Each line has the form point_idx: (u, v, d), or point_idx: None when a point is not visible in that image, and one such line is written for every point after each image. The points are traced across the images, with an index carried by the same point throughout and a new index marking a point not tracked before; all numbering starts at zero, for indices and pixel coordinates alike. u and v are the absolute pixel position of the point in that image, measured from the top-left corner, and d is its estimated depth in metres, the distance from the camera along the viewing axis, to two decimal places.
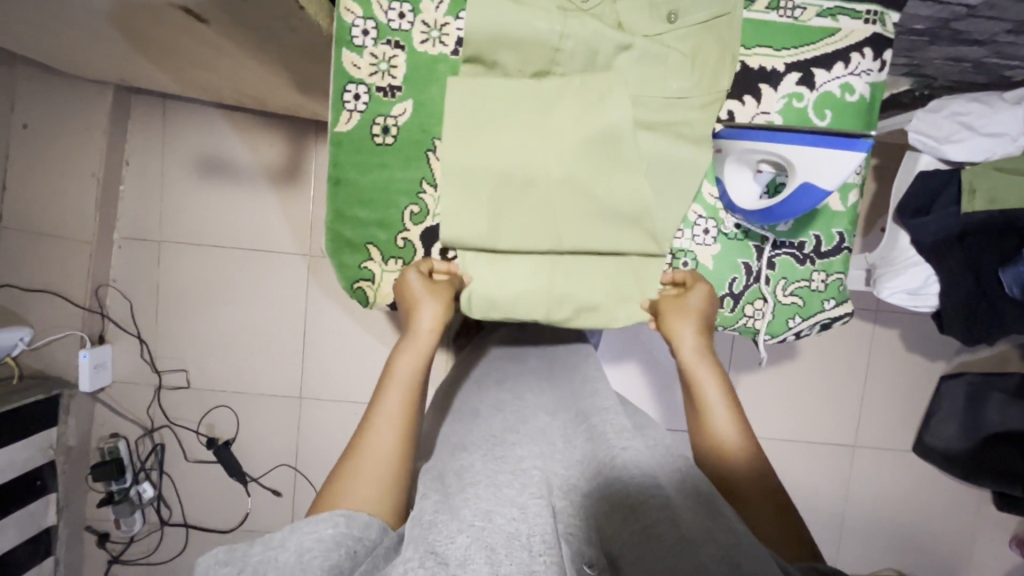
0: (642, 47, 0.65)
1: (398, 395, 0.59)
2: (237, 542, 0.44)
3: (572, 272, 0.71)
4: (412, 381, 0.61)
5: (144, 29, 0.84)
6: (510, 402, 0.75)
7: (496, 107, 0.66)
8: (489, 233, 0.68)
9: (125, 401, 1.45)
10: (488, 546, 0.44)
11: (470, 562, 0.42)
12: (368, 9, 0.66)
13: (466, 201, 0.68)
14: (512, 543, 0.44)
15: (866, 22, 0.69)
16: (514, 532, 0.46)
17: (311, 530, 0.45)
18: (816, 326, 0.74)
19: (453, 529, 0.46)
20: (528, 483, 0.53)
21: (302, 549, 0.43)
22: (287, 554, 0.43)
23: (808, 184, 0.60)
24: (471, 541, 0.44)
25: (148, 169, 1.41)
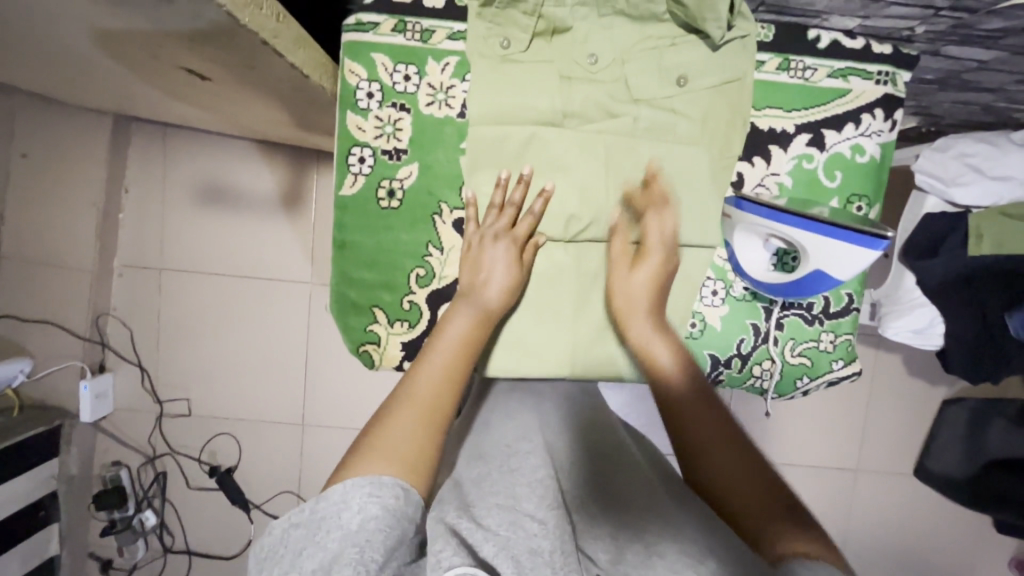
0: (647, 117, 0.65)
1: (448, 356, 0.56)
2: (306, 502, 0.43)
3: (597, 341, 0.70)
4: (468, 338, 0.58)
5: (143, 75, 0.83)
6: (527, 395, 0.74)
7: (522, 157, 0.65)
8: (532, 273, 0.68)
9: (126, 429, 1.44)
10: (512, 556, 0.44)
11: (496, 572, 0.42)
12: (373, 72, 0.66)
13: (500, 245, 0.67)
14: (537, 558, 0.44)
15: (877, 83, 0.68)
16: (535, 548, 0.45)
17: (374, 495, 0.43)
18: (822, 384, 0.73)
19: (477, 537, 0.45)
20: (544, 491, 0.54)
21: (368, 515, 0.42)
22: (350, 517, 0.41)
23: (820, 272, 0.61)
24: (497, 550, 0.44)
25: (147, 196, 1.40)
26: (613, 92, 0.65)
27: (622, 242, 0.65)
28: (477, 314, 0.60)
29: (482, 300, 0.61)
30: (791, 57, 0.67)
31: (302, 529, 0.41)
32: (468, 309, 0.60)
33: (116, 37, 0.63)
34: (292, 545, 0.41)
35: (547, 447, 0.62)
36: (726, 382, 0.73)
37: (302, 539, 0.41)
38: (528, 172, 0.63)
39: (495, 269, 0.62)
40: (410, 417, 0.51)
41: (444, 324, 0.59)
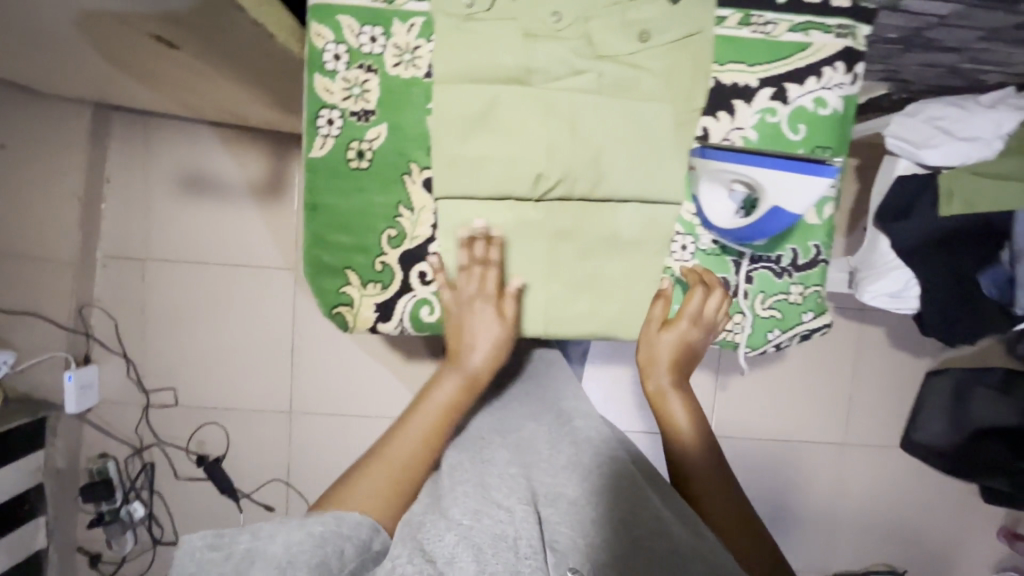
0: (612, 73, 0.66)
1: (431, 419, 0.64)
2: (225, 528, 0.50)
3: (573, 302, 0.70)
4: (454, 403, 0.65)
5: (113, 52, 0.83)
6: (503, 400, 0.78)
7: (487, 115, 0.64)
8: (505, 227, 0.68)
9: (112, 421, 1.44)
10: (476, 546, 0.50)
11: (457, 560, 0.49)
12: (339, 34, 0.66)
13: (471, 202, 0.67)
14: (496, 543, 0.51)
15: (837, 37, 0.69)
16: (501, 534, 0.52)
17: (309, 524, 0.51)
18: (796, 337, 0.74)
19: (441, 528, 0.52)
20: (515, 488, 0.58)
21: (290, 541, 0.49)
22: (276, 545, 0.48)
23: (779, 208, 0.62)
24: (460, 539, 0.50)
25: (129, 187, 1.40)
26: (577, 48, 0.65)
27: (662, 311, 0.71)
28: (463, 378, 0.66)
29: (468, 369, 0.66)
30: (752, 12, 0.68)
31: (225, 554, 0.48)
32: (454, 377, 0.66)
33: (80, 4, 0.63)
34: (214, 568, 0.47)
35: (520, 445, 0.68)
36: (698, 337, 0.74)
37: (226, 562, 0.47)
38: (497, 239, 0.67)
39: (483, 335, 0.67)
40: (378, 475, 0.60)
41: (431, 388, 0.65)
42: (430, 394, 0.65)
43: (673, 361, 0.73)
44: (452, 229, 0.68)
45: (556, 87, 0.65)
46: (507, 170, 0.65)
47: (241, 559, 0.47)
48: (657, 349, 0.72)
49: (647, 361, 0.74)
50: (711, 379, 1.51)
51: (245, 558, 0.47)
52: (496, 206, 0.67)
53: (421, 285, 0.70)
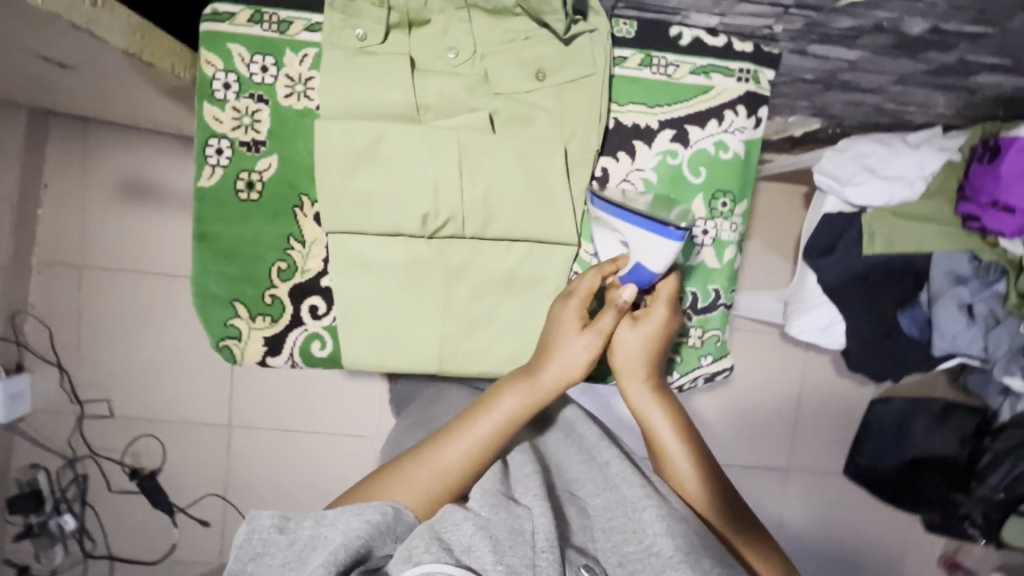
0: (506, 111, 0.65)
1: (490, 427, 0.58)
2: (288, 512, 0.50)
3: (466, 342, 0.69)
4: (516, 416, 0.59)
5: (16, 66, 0.80)
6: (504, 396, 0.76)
7: (374, 149, 0.62)
8: (397, 263, 0.67)
9: (44, 431, 1.40)
10: (492, 536, 0.47)
11: (475, 549, 0.47)
12: (229, 62, 0.65)
13: (362, 237, 0.66)
14: (513, 534, 0.48)
15: (738, 81, 0.69)
16: (518, 528, 0.49)
17: (361, 512, 0.50)
18: (696, 380, 0.74)
19: (460, 516, 0.49)
20: (533, 482, 0.55)
21: (347, 527, 0.48)
22: (335, 532, 0.48)
23: (639, 265, 0.62)
24: (477, 528, 0.48)
25: (67, 192, 1.37)
26: (470, 85, 0.65)
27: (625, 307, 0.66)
28: (530, 391, 0.60)
29: (537, 382, 0.60)
30: (653, 53, 0.67)
31: (290, 538, 0.49)
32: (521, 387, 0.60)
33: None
34: (279, 551, 0.48)
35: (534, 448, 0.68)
36: None
37: (288, 546, 0.48)
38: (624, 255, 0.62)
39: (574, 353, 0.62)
40: (428, 474, 0.56)
41: (495, 396, 0.60)
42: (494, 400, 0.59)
43: (650, 359, 0.65)
44: (340, 262, 0.66)
45: (449, 123, 0.64)
46: (395, 206, 0.63)
47: (306, 544, 0.48)
48: (630, 348, 0.65)
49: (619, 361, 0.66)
50: None
51: (310, 543, 0.48)
52: (387, 242, 0.66)
53: (312, 319, 0.69)
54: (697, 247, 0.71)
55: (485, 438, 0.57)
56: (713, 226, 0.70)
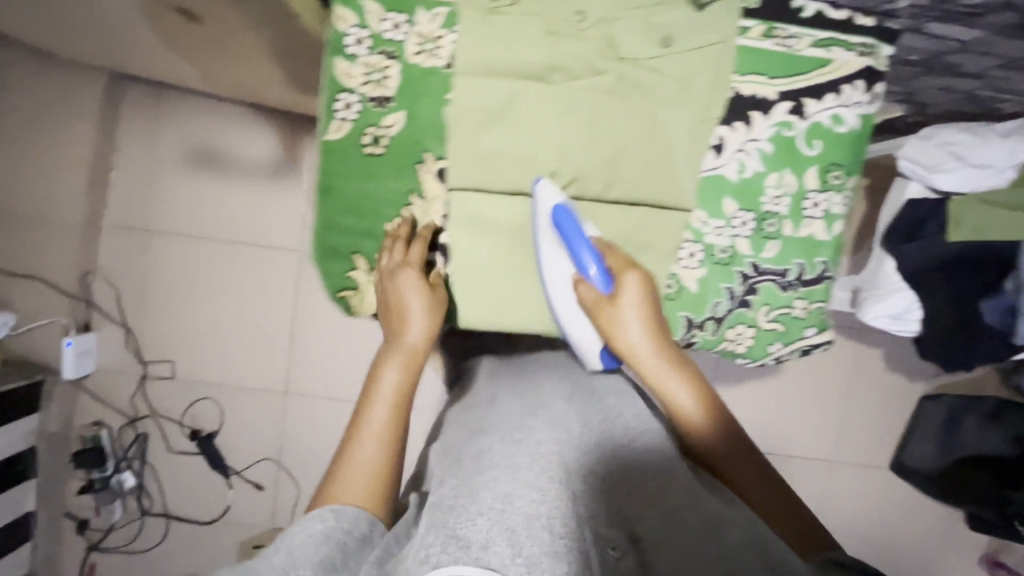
0: (632, 76, 0.65)
1: (386, 408, 0.60)
2: (230, 566, 0.47)
3: None
4: (402, 383, 0.62)
5: (132, 19, 0.82)
6: (525, 386, 0.74)
7: (505, 107, 0.64)
8: (514, 222, 0.68)
9: (108, 390, 1.44)
10: (510, 528, 0.45)
11: (492, 545, 0.44)
12: (362, 18, 0.66)
13: (482, 195, 0.67)
14: (533, 524, 0.46)
15: (859, 55, 0.69)
16: (533, 514, 0.48)
17: (303, 532, 0.48)
18: (796, 351, 0.77)
19: (473, 513, 0.47)
20: (546, 467, 0.54)
21: (293, 547, 0.47)
22: (278, 556, 0.46)
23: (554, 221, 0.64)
24: (492, 524, 0.46)
25: (137, 157, 1.39)
26: (598, 48, 0.65)
27: (595, 291, 0.65)
28: (403, 360, 0.63)
29: (406, 348, 0.64)
30: (776, 25, 0.67)
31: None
32: (394, 351, 0.64)
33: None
34: None
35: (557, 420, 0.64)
36: (701, 345, 0.75)
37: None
38: (431, 224, 0.69)
39: (410, 326, 0.65)
40: (362, 462, 0.57)
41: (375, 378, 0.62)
42: (375, 381, 0.62)
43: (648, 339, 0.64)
44: (459, 220, 0.68)
45: (576, 85, 0.65)
46: (520, 165, 0.65)
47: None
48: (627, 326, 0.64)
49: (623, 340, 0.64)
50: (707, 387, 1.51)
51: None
52: (507, 201, 0.68)
53: (427, 274, 0.72)
54: (807, 219, 0.72)
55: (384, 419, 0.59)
56: (824, 199, 0.71)
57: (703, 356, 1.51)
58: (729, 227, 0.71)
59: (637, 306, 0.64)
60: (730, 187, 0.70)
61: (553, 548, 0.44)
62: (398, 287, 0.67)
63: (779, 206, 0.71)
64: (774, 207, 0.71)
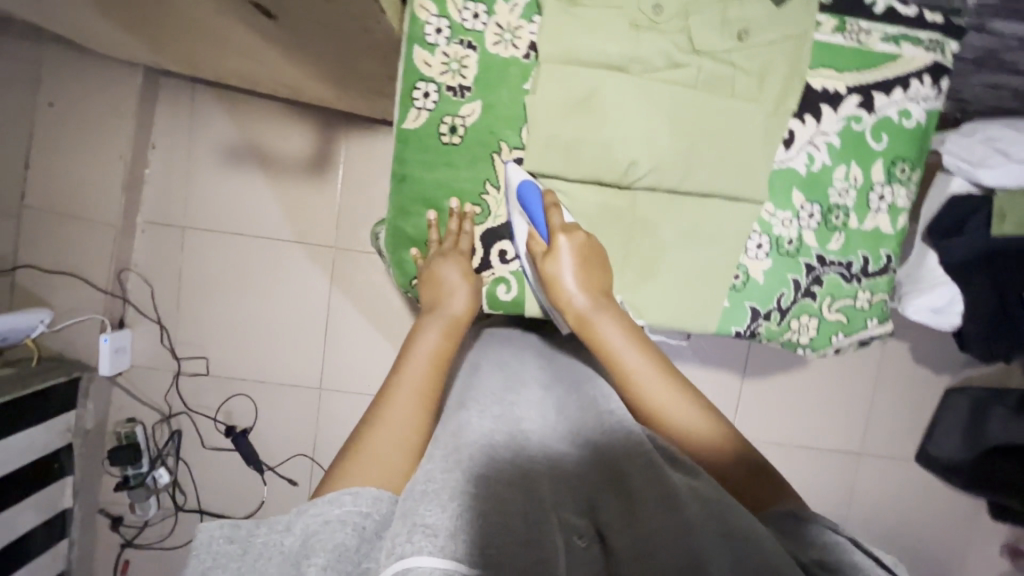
0: (709, 67, 0.67)
1: (422, 369, 0.61)
2: (241, 520, 0.46)
3: (647, 290, 0.73)
4: (440, 346, 0.63)
5: (194, 16, 0.83)
6: (512, 365, 0.75)
7: (587, 99, 0.65)
8: (592, 214, 0.71)
9: (143, 387, 1.44)
10: (479, 515, 0.43)
11: (458, 532, 0.41)
12: (443, 8, 0.66)
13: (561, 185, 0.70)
14: (499, 513, 0.44)
15: (927, 50, 0.70)
16: (505, 503, 0.45)
17: (316, 514, 0.46)
18: (854, 342, 0.79)
19: (442, 497, 0.44)
20: (518, 454, 0.52)
21: (306, 531, 0.45)
22: (290, 539, 0.44)
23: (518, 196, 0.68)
24: (460, 509, 0.43)
25: (172, 153, 1.39)
26: (677, 41, 0.66)
27: (539, 244, 0.66)
28: (444, 325, 0.65)
29: (446, 314, 0.67)
30: (847, 20, 0.69)
31: (238, 547, 0.44)
32: (436, 323, 0.65)
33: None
34: (229, 562, 0.43)
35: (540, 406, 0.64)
36: (766, 335, 0.77)
37: (241, 559, 0.44)
38: (471, 211, 0.72)
39: (455, 296, 0.68)
40: (384, 435, 0.55)
41: (414, 339, 0.64)
42: (415, 342, 0.63)
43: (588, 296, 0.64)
44: None
45: (655, 78, 0.66)
46: (599, 156, 0.67)
47: (256, 554, 0.44)
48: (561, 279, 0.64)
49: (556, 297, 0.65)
50: (736, 380, 1.53)
51: (260, 552, 0.44)
52: (584, 189, 0.70)
53: (500, 263, 0.74)
54: (872, 212, 0.74)
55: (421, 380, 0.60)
56: (889, 191, 0.74)
57: (733, 350, 1.53)
58: (797, 218, 0.73)
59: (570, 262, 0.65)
60: (799, 180, 0.72)
61: (527, 536, 0.42)
62: (443, 266, 0.70)
63: (845, 198, 0.73)
64: (841, 200, 0.73)
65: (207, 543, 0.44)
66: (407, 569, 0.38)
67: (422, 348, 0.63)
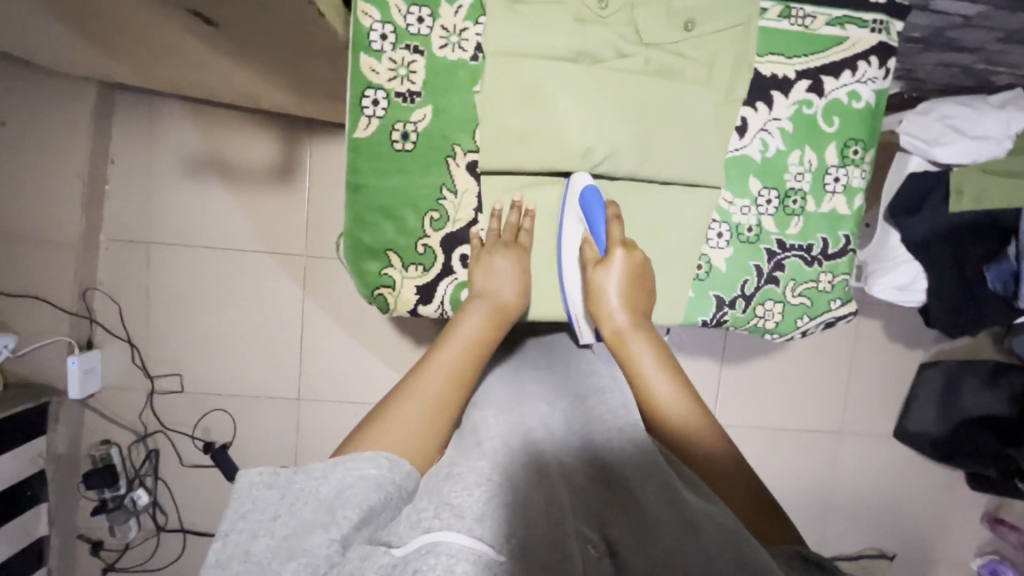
0: (656, 59, 0.68)
1: (460, 350, 0.65)
2: (282, 467, 0.47)
3: None
4: (484, 329, 0.67)
5: (138, 27, 0.80)
6: (518, 381, 0.82)
7: (539, 94, 0.67)
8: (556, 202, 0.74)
9: (115, 407, 1.41)
10: (504, 508, 0.48)
11: (485, 517, 0.46)
12: (386, 14, 0.66)
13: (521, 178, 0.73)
14: (524, 506, 0.49)
15: (872, 31, 0.72)
16: (527, 498, 0.50)
17: (356, 469, 0.48)
18: (821, 324, 0.79)
19: (471, 483, 0.50)
20: (538, 456, 0.58)
21: (343, 484, 0.47)
22: (328, 487, 0.46)
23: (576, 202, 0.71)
24: (486, 499, 0.48)
25: (133, 167, 1.36)
26: (622, 34, 0.68)
27: (592, 252, 0.71)
28: (490, 310, 0.68)
29: (496, 300, 0.69)
30: (792, 5, 0.70)
31: (277, 491, 0.45)
32: (481, 307, 0.68)
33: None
34: (266, 506, 0.44)
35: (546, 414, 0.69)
36: (731, 323, 0.78)
37: (278, 503, 0.44)
38: (531, 209, 0.73)
39: (504, 283, 0.70)
40: (415, 406, 0.59)
41: (459, 320, 0.67)
42: (457, 323, 0.67)
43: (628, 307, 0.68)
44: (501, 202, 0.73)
45: (606, 69, 0.67)
46: (554, 149, 0.68)
47: (292, 498, 0.45)
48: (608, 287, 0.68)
49: (594, 302, 0.69)
50: (716, 367, 1.54)
51: (296, 496, 0.45)
52: (545, 182, 0.74)
53: (462, 268, 0.74)
54: (829, 194, 0.75)
55: (459, 359, 0.64)
56: (845, 173, 0.75)
57: (710, 337, 1.54)
58: (755, 206, 0.74)
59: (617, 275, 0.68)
60: (755, 167, 0.73)
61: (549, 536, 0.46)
62: (495, 255, 0.71)
63: (801, 182, 0.74)
64: (797, 184, 0.74)
65: (248, 487, 0.45)
66: (438, 543, 0.42)
67: (463, 331, 0.66)
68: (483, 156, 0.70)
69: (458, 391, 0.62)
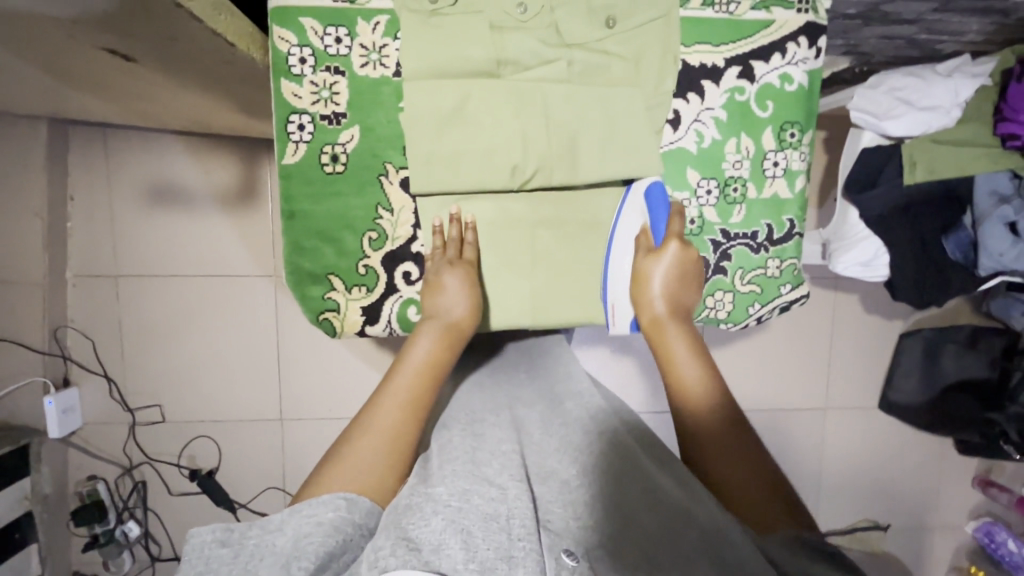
0: (580, 59, 0.69)
1: (412, 375, 0.64)
2: (237, 525, 0.49)
3: (555, 272, 0.76)
4: (435, 351, 0.66)
5: (62, 66, 0.80)
6: (489, 384, 0.82)
7: (469, 105, 0.68)
8: (494, 215, 0.74)
9: (98, 443, 1.41)
10: (464, 531, 0.45)
11: (445, 547, 0.44)
12: (303, 37, 0.67)
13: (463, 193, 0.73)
14: (487, 524, 0.47)
15: (799, 12, 0.72)
16: (492, 513, 0.48)
17: (313, 516, 0.49)
18: (775, 309, 0.79)
19: (428, 512, 0.47)
20: (507, 466, 0.57)
21: (299, 532, 0.47)
22: (284, 540, 0.46)
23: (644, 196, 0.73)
24: (447, 524, 0.46)
25: (92, 202, 1.35)
26: (545, 37, 0.69)
27: (647, 242, 0.72)
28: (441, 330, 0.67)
29: (446, 320, 0.69)
30: None
31: (232, 551, 0.46)
32: (433, 329, 0.67)
33: (19, 23, 0.59)
34: (220, 566, 0.45)
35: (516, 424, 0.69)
36: None
37: (232, 561, 0.45)
38: (470, 221, 0.72)
39: (454, 300, 0.70)
40: (372, 441, 0.58)
41: (411, 345, 0.66)
42: (409, 349, 0.66)
43: (670, 298, 0.69)
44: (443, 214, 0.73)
45: (532, 79, 0.69)
46: (486, 161, 0.69)
47: (249, 555, 0.46)
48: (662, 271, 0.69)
49: (639, 286, 0.70)
50: None
51: (252, 553, 0.46)
52: (484, 196, 0.73)
53: (406, 285, 0.75)
54: (769, 179, 0.75)
55: (411, 387, 0.62)
56: (783, 157, 0.75)
57: None
58: (694, 197, 0.75)
59: (667, 266, 0.70)
60: (692, 159, 0.74)
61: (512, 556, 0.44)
62: (444, 274, 0.70)
63: (740, 170, 0.74)
64: (736, 172, 0.74)
65: (200, 548, 0.46)
66: None
67: (415, 357, 0.65)
68: (417, 171, 0.70)
69: (416, 418, 0.61)
